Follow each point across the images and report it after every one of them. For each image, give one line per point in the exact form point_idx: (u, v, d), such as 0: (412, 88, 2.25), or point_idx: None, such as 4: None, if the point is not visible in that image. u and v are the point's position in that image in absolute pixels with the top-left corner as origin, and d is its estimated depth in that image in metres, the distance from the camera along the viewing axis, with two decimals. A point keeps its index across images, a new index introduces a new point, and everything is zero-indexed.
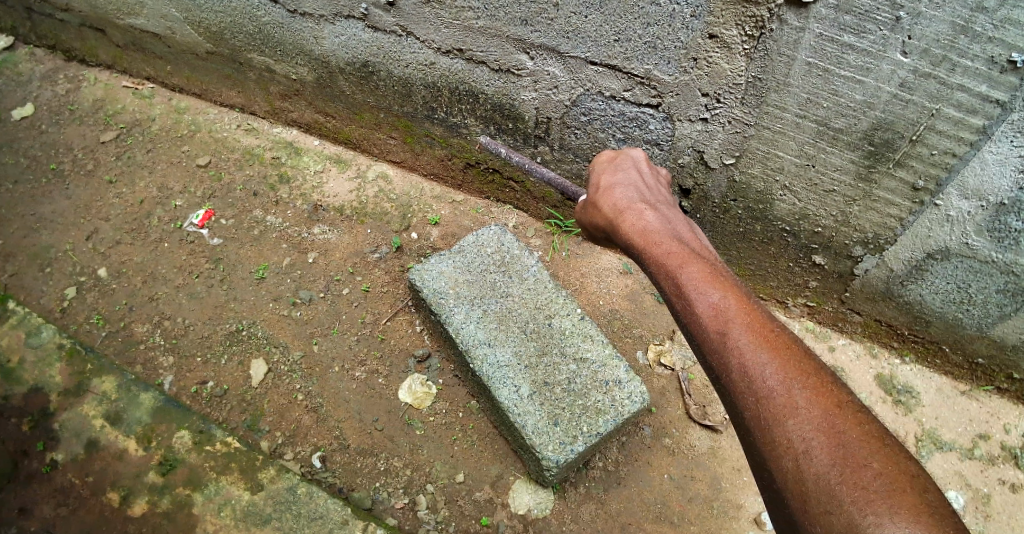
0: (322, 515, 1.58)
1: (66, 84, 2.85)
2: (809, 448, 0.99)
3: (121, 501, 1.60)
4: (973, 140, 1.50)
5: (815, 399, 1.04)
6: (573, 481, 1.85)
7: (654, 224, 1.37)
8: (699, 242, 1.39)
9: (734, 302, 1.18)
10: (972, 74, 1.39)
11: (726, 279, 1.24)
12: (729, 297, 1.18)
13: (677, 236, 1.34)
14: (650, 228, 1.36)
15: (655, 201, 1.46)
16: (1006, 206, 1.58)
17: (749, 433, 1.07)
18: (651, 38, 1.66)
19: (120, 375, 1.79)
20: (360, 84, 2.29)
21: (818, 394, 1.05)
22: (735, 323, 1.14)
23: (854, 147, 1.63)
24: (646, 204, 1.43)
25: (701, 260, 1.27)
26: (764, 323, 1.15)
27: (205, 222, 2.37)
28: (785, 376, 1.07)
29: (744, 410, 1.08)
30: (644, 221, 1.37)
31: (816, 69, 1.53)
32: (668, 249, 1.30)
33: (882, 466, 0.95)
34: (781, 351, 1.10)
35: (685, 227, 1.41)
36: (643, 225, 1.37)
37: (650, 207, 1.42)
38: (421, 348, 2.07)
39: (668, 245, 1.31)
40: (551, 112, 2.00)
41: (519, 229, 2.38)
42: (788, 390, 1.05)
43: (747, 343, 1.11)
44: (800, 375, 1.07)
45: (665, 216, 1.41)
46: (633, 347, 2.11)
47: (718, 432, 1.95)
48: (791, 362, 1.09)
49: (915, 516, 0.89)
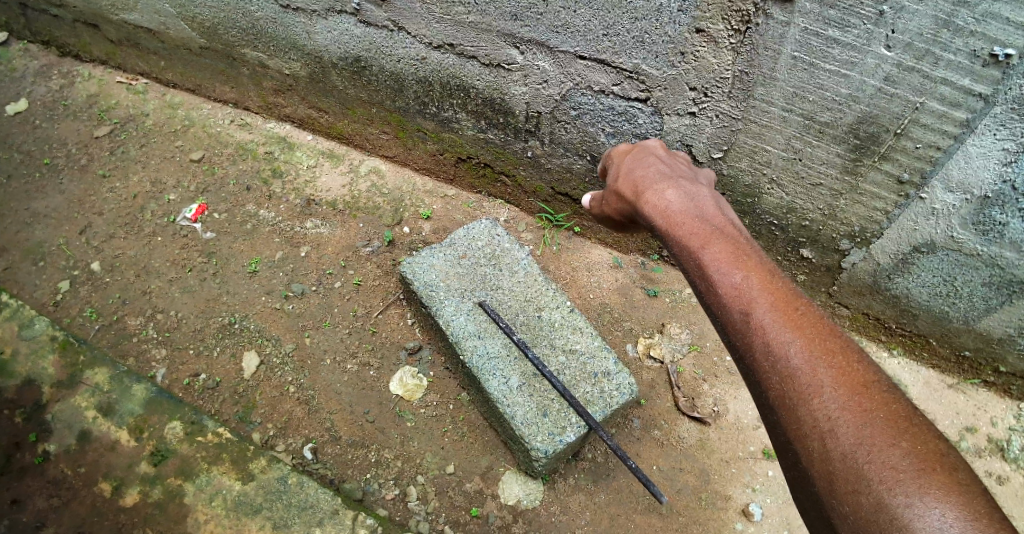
0: (312, 505, 1.59)
1: (60, 80, 2.86)
2: (835, 427, 0.97)
3: (112, 492, 1.60)
4: (956, 133, 1.52)
5: (840, 377, 1.01)
6: (561, 472, 1.87)
7: (675, 203, 1.33)
8: (726, 216, 1.33)
9: (758, 280, 1.14)
10: (955, 68, 1.41)
11: (751, 257, 1.19)
12: (752, 275, 1.15)
13: (700, 213, 1.29)
14: (671, 207, 1.32)
15: (676, 178, 1.42)
16: (989, 199, 1.61)
17: (775, 414, 1.05)
18: (639, 33, 1.68)
19: (113, 366, 1.80)
20: (352, 79, 2.31)
21: (844, 373, 1.02)
22: (757, 302, 1.11)
23: (839, 141, 1.65)
24: (666, 182, 1.39)
25: (725, 236, 1.23)
26: (789, 300, 1.11)
27: (198, 216, 2.38)
28: (810, 354, 1.04)
29: (769, 389, 1.05)
30: (664, 200, 1.33)
31: (802, 63, 1.55)
32: (689, 227, 1.26)
33: (911, 445, 0.93)
34: (806, 329, 1.07)
35: (710, 202, 1.35)
36: (664, 204, 1.34)
37: (670, 184, 1.38)
38: (412, 341, 2.09)
39: (691, 223, 1.27)
40: (541, 106, 2.02)
41: (509, 223, 2.40)
42: (813, 368, 1.02)
43: (771, 322, 1.08)
44: (826, 353, 1.04)
45: (687, 193, 1.36)
46: (623, 340, 2.12)
47: (706, 424, 1.97)
48: (818, 340, 1.06)
49: (946, 495, 0.88)
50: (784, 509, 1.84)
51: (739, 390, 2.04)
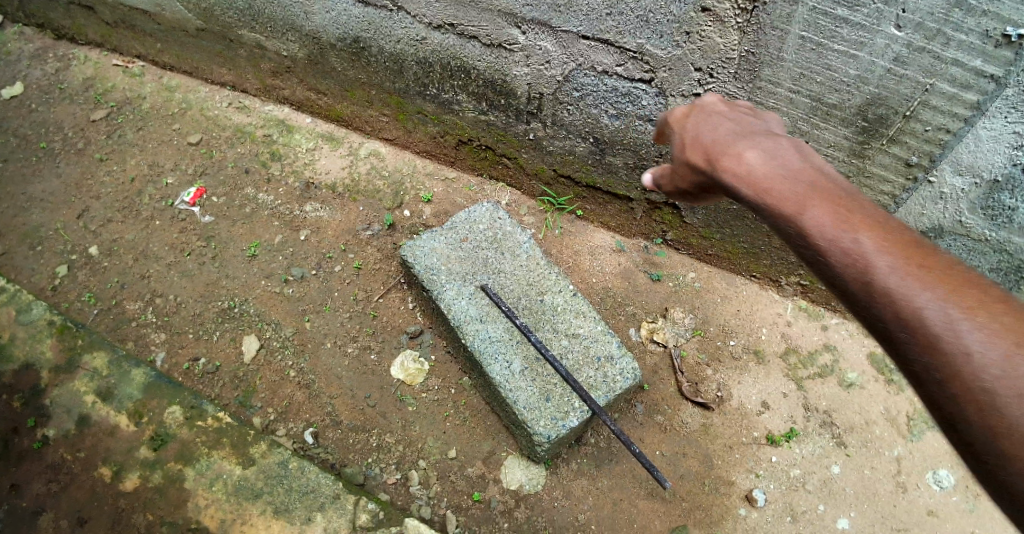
0: (313, 490, 1.58)
1: (56, 62, 2.82)
2: (999, 392, 0.80)
3: (112, 477, 1.58)
4: (966, 116, 1.48)
5: (998, 330, 0.83)
6: (564, 458, 1.85)
7: (755, 163, 1.13)
8: (817, 164, 1.13)
9: (874, 237, 0.96)
10: (966, 48, 1.38)
11: (862, 211, 1.02)
12: (866, 233, 0.97)
13: (792, 172, 1.10)
14: (751, 169, 1.12)
15: (750, 132, 1.22)
16: (999, 183, 1.58)
17: (923, 385, 0.89)
18: (644, 12, 1.64)
19: (111, 351, 1.78)
20: (352, 61, 2.27)
21: (1003, 326, 0.84)
22: (881, 261, 0.94)
23: (847, 123, 1.62)
24: (739, 139, 1.19)
25: (825, 193, 1.05)
26: (918, 253, 0.94)
27: (196, 200, 2.36)
28: (955, 311, 0.86)
29: (910, 360, 0.89)
30: (742, 164, 1.13)
31: (809, 43, 1.52)
32: (786, 194, 1.07)
33: None
34: (948, 281, 0.89)
35: (795, 152, 1.14)
36: (743, 166, 1.14)
37: (745, 142, 1.18)
38: (413, 325, 2.07)
39: (780, 185, 1.08)
40: (543, 88, 1.98)
41: (511, 207, 2.37)
42: (962, 327, 0.85)
43: (901, 283, 0.91)
44: (976, 305, 0.86)
45: (766, 148, 1.16)
46: (626, 325, 2.11)
47: (709, 409, 1.95)
48: (962, 292, 0.88)
49: None
50: (787, 495, 1.83)
51: (743, 375, 2.02)
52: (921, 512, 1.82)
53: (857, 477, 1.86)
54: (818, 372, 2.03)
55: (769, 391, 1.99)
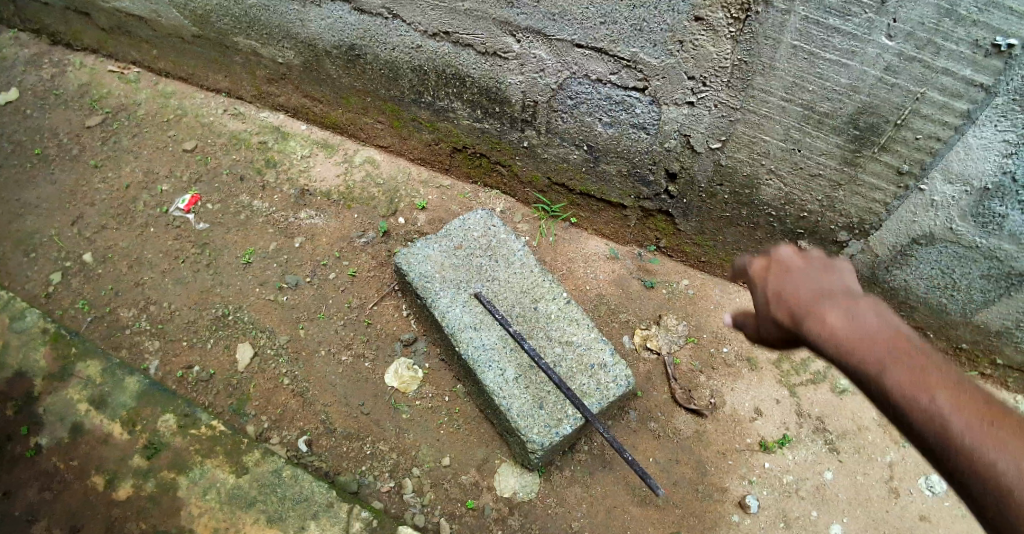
0: (307, 498, 1.58)
1: (51, 69, 2.82)
2: None
3: (105, 486, 1.58)
4: (957, 124, 1.50)
5: None
6: (558, 465, 1.86)
7: (830, 323, 1.11)
8: (896, 324, 1.09)
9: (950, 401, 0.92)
10: (956, 58, 1.39)
11: (940, 372, 0.97)
12: (941, 392, 0.94)
13: (872, 332, 1.06)
14: (827, 327, 1.10)
15: (828, 289, 1.19)
16: (989, 191, 1.59)
17: None
18: (638, 21, 1.65)
19: (104, 359, 1.78)
20: (347, 68, 2.28)
21: None
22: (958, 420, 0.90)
23: (839, 131, 1.64)
24: (815, 298, 1.17)
25: (908, 353, 1.02)
26: (1000, 418, 0.89)
27: (191, 207, 2.36)
28: None
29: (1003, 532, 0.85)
30: (818, 325, 1.12)
31: (801, 52, 1.53)
32: (865, 354, 1.04)
33: None
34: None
35: (873, 312, 1.11)
36: (820, 322, 1.12)
37: (821, 302, 1.16)
38: (407, 333, 2.07)
39: (858, 340, 1.06)
40: (538, 95, 1.99)
41: (506, 214, 2.38)
42: None
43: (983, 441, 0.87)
44: None
45: (842, 308, 1.13)
46: (620, 332, 2.11)
47: (702, 416, 1.96)
48: None
49: None
50: (781, 501, 1.83)
51: (736, 381, 2.03)
52: (913, 518, 1.83)
53: (850, 484, 1.87)
54: (810, 379, 2.04)
55: (762, 397, 2.00)
